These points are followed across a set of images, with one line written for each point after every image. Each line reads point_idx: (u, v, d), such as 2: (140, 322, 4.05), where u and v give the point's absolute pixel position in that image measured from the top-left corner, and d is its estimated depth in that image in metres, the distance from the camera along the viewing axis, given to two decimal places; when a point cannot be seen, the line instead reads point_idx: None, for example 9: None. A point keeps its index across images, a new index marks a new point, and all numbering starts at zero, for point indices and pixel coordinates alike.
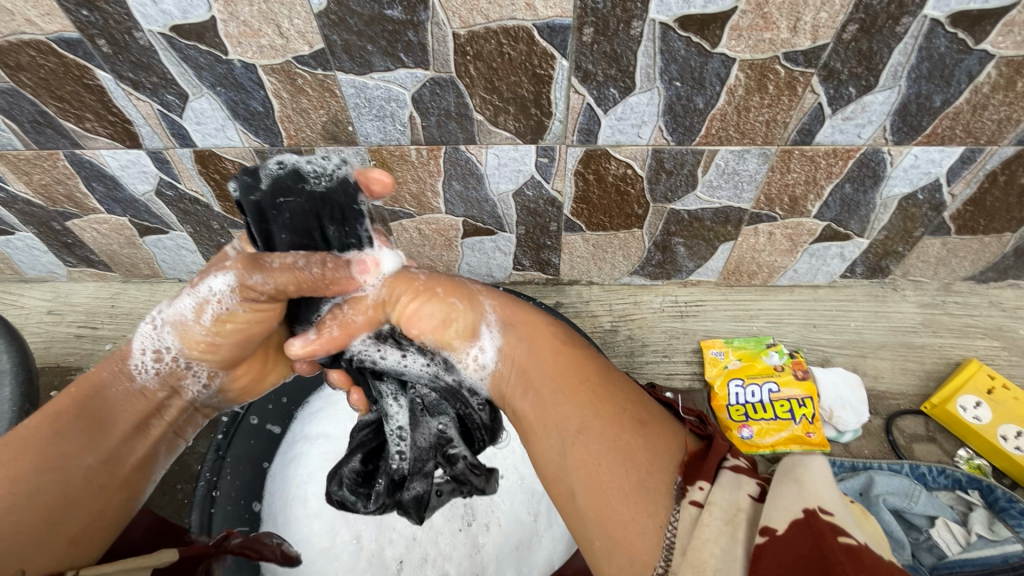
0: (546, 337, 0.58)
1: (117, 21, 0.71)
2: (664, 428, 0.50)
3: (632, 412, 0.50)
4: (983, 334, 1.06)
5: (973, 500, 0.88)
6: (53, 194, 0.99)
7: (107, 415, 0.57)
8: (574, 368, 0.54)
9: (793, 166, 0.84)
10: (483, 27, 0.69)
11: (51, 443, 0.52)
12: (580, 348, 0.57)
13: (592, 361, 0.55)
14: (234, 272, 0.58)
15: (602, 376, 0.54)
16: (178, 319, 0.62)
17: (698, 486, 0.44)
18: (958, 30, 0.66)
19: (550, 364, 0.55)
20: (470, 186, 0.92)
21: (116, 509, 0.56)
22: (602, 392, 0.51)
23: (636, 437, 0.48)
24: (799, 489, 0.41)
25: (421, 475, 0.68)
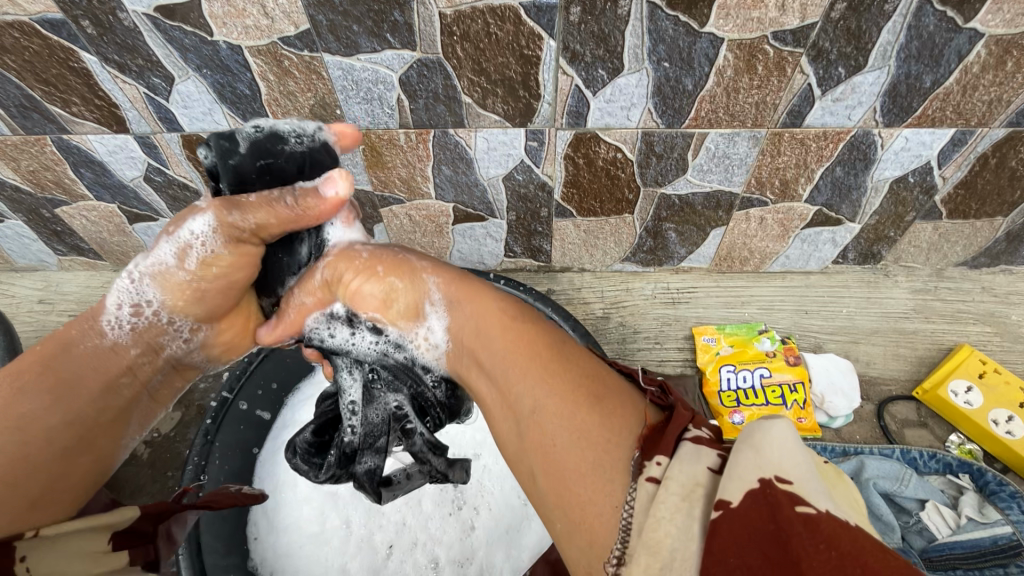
0: (488, 310, 0.57)
1: (101, 2, 0.70)
2: (625, 402, 0.46)
3: (588, 388, 0.47)
4: (975, 320, 1.06)
5: (964, 484, 0.88)
6: (41, 180, 0.98)
7: (72, 375, 0.56)
8: (526, 347, 0.51)
9: (783, 148, 0.84)
10: (469, 6, 0.69)
11: (14, 403, 0.52)
12: (530, 319, 0.55)
13: (548, 336, 0.52)
14: (211, 213, 0.59)
15: (559, 352, 0.50)
16: (161, 267, 0.63)
17: (655, 461, 0.40)
18: (947, 8, 0.66)
19: (500, 345, 0.52)
20: (460, 170, 0.92)
21: (82, 469, 0.56)
22: (553, 370, 0.49)
23: (591, 415, 0.45)
24: (758, 455, 0.37)
25: (372, 450, 0.66)
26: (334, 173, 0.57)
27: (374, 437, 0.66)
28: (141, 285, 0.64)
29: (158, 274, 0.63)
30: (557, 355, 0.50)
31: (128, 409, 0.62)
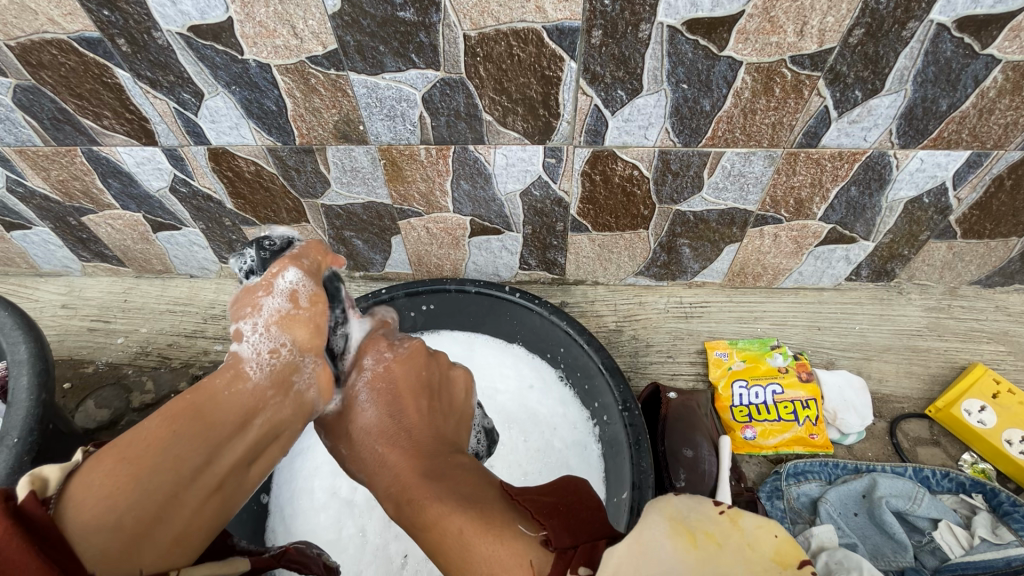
0: (400, 502, 0.55)
1: (137, 21, 0.73)
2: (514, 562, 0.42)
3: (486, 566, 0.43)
4: (989, 339, 1.06)
5: (977, 504, 0.88)
6: (69, 189, 1.01)
7: (215, 415, 0.53)
8: (436, 535, 0.49)
9: (799, 168, 0.85)
10: (493, 29, 0.70)
11: (171, 443, 0.49)
12: (432, 497, 0.52)
13: (446, 516, 0.49)
14: (289, 267, 0.63)
15: (456, 537, 0.47)
16: (278, 313, 0.62)
17: None
18: (964, 35, 0.67)
19: (424, 535, 0.50)
20: (478, 185, 0.93)
21: (214, 510, 0.52)
22: (461, 561, 0.45)
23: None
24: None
25: None
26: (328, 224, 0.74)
27: None
28: (267, 333, 0.61)
29: (280, 320, 0.61)
30: (462, 535, 0.47)
31: (261, 450, 0.56)
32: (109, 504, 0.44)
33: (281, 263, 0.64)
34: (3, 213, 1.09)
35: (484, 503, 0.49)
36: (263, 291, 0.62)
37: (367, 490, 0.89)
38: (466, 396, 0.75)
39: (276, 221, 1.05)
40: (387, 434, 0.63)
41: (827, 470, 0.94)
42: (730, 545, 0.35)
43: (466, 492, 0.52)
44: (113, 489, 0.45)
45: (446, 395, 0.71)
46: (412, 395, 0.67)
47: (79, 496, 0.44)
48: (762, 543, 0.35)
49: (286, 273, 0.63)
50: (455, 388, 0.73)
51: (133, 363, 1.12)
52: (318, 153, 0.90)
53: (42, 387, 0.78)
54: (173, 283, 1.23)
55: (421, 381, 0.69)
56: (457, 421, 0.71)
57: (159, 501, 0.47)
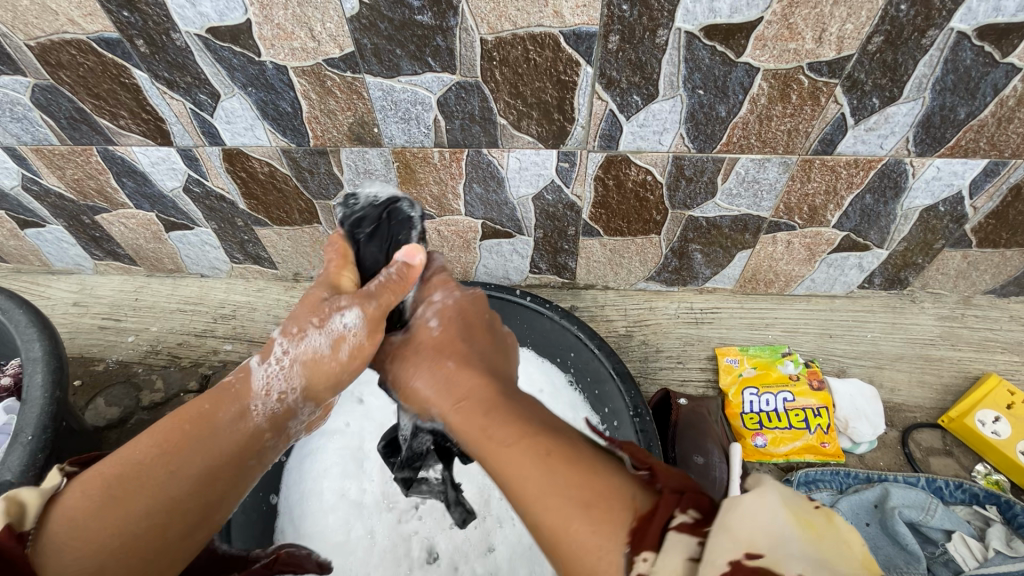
0: (472, 414, 0.47)
1: (156, 23, 0.73)
2: (613, 495, 0.38)
3: (574, 489, 0.38)
4: (1003, 348, 1.05)
5: (991, 516, 0.87)
6: (84, 188, 1.02)
7: (213, 453, 0.50)
8: (511, 453, 0.42)
9: (814, 175, 0.85)
10: (510, 33, 0.70)
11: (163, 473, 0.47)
12: (512, 417, 0.45)
13: (529, 434, 0.43)
14: (355, 309, 0.57)
15: (541, 456, 0.41)
16: (309, 354, 0.57)
17: (641, 559, 0.33)
18: (985, 44, 0.66)
19: (492, 458, 0.44)
20: (491, 188, 0.93)
21: (196, 548, 0.49)
22: (542, 484, 0.39)
23: (583, 523, 0.37)
24: (729, 536, 0.32)
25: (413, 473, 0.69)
26: (412, 247, 0.64)
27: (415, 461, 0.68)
28: (287, 370, 0.57)
29: (307, 362, 0.57)
30: (547, 456, 0.41)
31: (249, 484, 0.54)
32: (97, 539, 0.43)
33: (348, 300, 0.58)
34: (17, 211, 1.10)
35: (572, 439, 0.43)
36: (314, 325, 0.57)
37: (377, 493, 0.90)
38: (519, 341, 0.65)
39: (288, 222, 1.06)
40: (456, 354, 0.55)
41: (839, 479, 0.93)
42: (834, 534, 0.34)
43: (549, 421, 0.46)
44: (99, 523, 0.43)
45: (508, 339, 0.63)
46: (481, 327, 0.60)
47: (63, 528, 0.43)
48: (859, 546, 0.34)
49: (346, 312, 0.57)
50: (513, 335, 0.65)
51: (143, 362, 1.12)
52: (331, 155, 0.90)
53: (56, 385, 0.78)
54: (184, 282, 1.23)
55: (482, 319, 0.62)
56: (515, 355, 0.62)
57: (144, 539, 0.45)
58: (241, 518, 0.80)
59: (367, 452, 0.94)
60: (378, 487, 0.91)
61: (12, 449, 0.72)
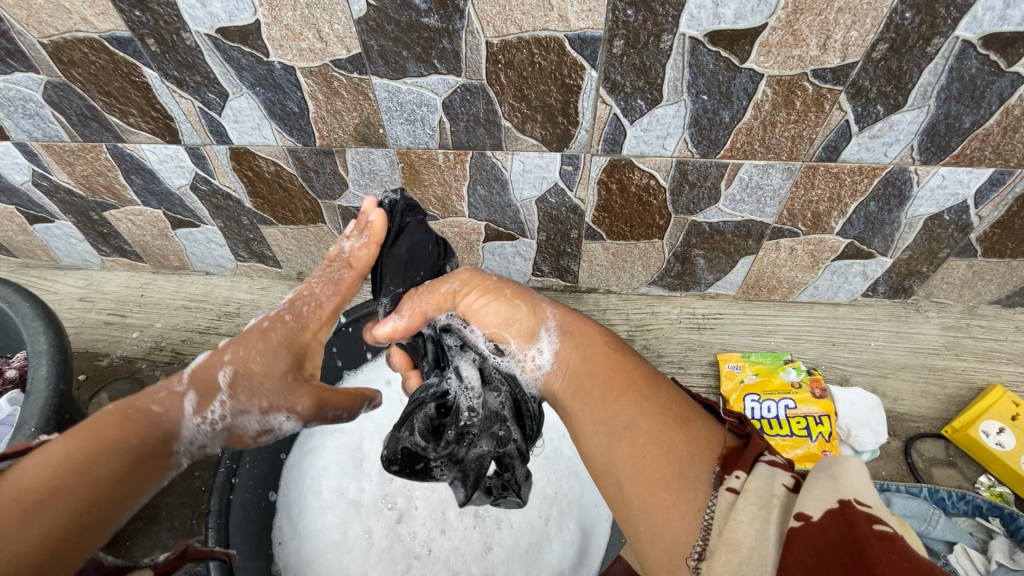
0: (590, 335, 0.59)
1: (167, 22, 0.74)
2: (708, 425, 0.46)
3: (676, 409, 0.47)
4: (1008, 359, 1.04)
5: (994, 527, 0.85)
6: (93, 184, 1.03)
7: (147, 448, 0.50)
8: (626, 369, 0.53)
9: (818, 182, 0.85)
10: (515, 37, 0.71)
11: (89, 472, 0.44)
12: (622, 344, 0.57)
13: (641, 361, 0.54)
14: (302, 417, 0.63)
15: (650, 375, 0.52)
16: (235, 420, 0.60)
17: (735, 474, 0.39)
18: (990, 52, 0.66)
19: (603, 368, 0.54)
20: (495, 191, 0.94)
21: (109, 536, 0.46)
22: (648, 392, 0.49)
23: (679, 435, 0.44)
24: (836, 479, 0.35)
25: (487, 434, 0.65)
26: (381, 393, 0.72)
27: (490, 422, 0.65)
28: (218, 427, 0.58)
29: (231, 431, 0.60)
30: (654, 379, 0.51)
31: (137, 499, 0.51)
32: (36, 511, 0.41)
33: (303, 398, 0.63)
34: (27, 206, 1.11)
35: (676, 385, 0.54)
36: (261, 412, 0.61)
37: (375, 492, 0.90)
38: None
39: (293, 221, 1.06)
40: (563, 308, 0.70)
41: None
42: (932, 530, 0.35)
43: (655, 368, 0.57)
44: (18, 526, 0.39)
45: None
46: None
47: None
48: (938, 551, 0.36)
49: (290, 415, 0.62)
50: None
51: (147, 358, 1.13)
52: (337, 155, 0.91)
53: (60, 377, 0.79)
54: (189, 280, 1.24)
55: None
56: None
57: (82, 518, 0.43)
58: (238, 514, 0.78)
59: (366, 451, 0.94)
60: (376, 486, 0.91)
61: (16, 440, 0.73)
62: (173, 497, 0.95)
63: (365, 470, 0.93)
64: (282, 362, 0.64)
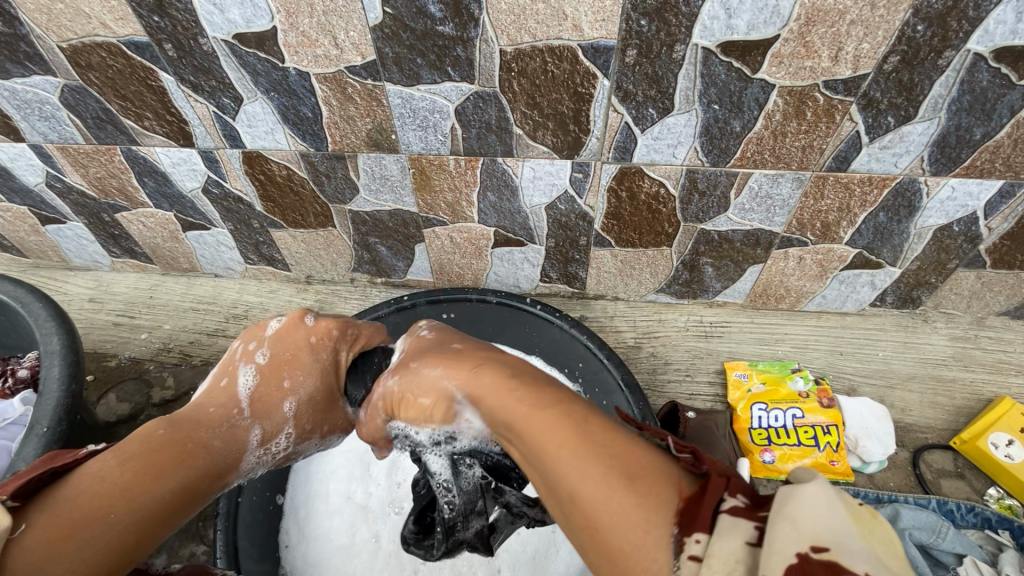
0: (497, 381, 0.47)
1: (185, 27, 0.75)
2: (656, 466, 0.38)
3: (615, 460, 0.38)
4: (1016, 371, 1.04)
5: (1004, 541, 0.85)
6: (106, 186, 1.04)
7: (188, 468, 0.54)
8: (547, 421, 0.41)
9: (827, 192, 0.85)
10: (529, 45, 0.72)
11: (132, 502, 0.48)
12: (538, 380, 0.46)
13: (566, 400, 0.43)
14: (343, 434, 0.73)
15: (579, 421, 0.41)
16: (294, 441, 0.67)
17: (695, 539, 0.34)
18: (1002, 65, 0.66)
19: (521, 426, 0.43)
20: (505, 197, 0.94)
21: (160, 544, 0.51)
22: (582, 449, 0.39)
23: (628, 497, 0.36)
24: (792, 523, 0.32)
25: (475, 514, 0.68)
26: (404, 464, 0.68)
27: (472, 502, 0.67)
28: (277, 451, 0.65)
29: (287, 454, 0.68)
30: (587, 424, 0.41)
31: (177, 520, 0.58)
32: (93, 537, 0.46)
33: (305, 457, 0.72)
34: (40, 207, 1.12)
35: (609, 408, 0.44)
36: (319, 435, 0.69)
37: (382, 496, 0.90)
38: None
39: (303, 225, 1.07)
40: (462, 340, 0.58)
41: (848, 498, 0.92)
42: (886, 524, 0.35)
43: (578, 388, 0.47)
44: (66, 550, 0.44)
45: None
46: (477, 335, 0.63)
47: (22, 560, 0.42)
48: None
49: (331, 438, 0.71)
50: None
51: (155, 359, 1.14)
52: (348, 160, 0.91)
53: (72, 377, 0.79)
54: (198, 282, 1.25)
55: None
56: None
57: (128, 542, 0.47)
58: (247, 516, 0.81)
59: (374, 456, 0.93)
60: (384, 490, 0.90)
61: (28, 440, 0.73)
62: None
63: (372, 474, 0.92)
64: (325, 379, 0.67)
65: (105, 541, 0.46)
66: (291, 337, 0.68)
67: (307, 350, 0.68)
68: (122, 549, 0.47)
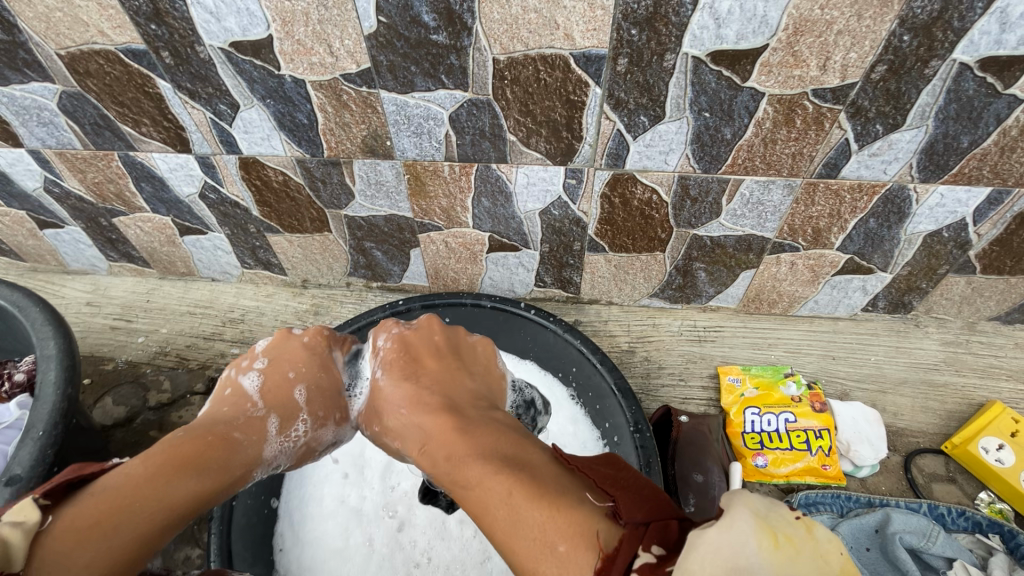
0: (439, 461, 0.54)
1: (182, 36, 0.76)
2: (572, 528, 0.42)
3: (536, 530, 0.43)
4: (1007, 376, 1.05)
5: (994, 545, 0.86)
6: (104, 191, 1.05)
7: (205, 463, 0.54)
8: (481, 498, 0.48)
9: (818, 199, 0.86)
10: (522, 54, 0.72)
11: (155, 493, 0.49)
12: (471, 454, 0.52)
13: (492, 475, 0.49)
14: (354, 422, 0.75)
15: (505, 497, 0.46)
16: (310, 437, 0.68)
17: None
18: (987, 75, 0.67)
19: (469, 503, 0.50)
20: (499, 203, 0.95)
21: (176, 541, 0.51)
22: (507, 523, 0.45)
23: (550, 564, 0.41)
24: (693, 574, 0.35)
25: None
26: None
27: None
28: (292, 445, 0.66)
29: (306, 448, 0.68)
30: (510, 497, 0.46)
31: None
32: (119, 531, 0.46)
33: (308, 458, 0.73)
34: (38, 212, 1.12)
35: (537, 471, 0.49)
36: (334, 422, 0.71)
37: (376, 500, 0.91)
38: (493, 361, 0.74)
39: (300, 230, 1.08)
40: (409, 400, 0.63)
41: (839, 502, 0.93)
42: (808, 551, 0.36)
43: (509, 451, 0.52)
44: (94, 545, 0.44)
45: (471, 355, 0.72)
46: (423, 369, 0.67)
47: (50, 549, 0.42)
48: (833, 558, 0.37)
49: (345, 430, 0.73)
50: (480, 348, 0.74)
51: (152, 363, 1.14)
52: (344, 166, 0.92)
53: (68, 381, 0.80)
54: (195, 286, 1.25)
55: (437, 346, 0.71)
56: (495, 383, 0.71)
57: (150, 535, 0.47)
58: (242, 519, 0.82)
59: (368, 460, 0.94)
60: (378, 494, 0.91)
61: (24, 444, 0.74)
62: None
63: (366, 477, 0.92)
64: (315, 374, 0.71)
65: (128, 535, 0.46)
66: (283, 343, 0.73)
67: (293, 348, 0.72)
68: (143, 541, 0.47)
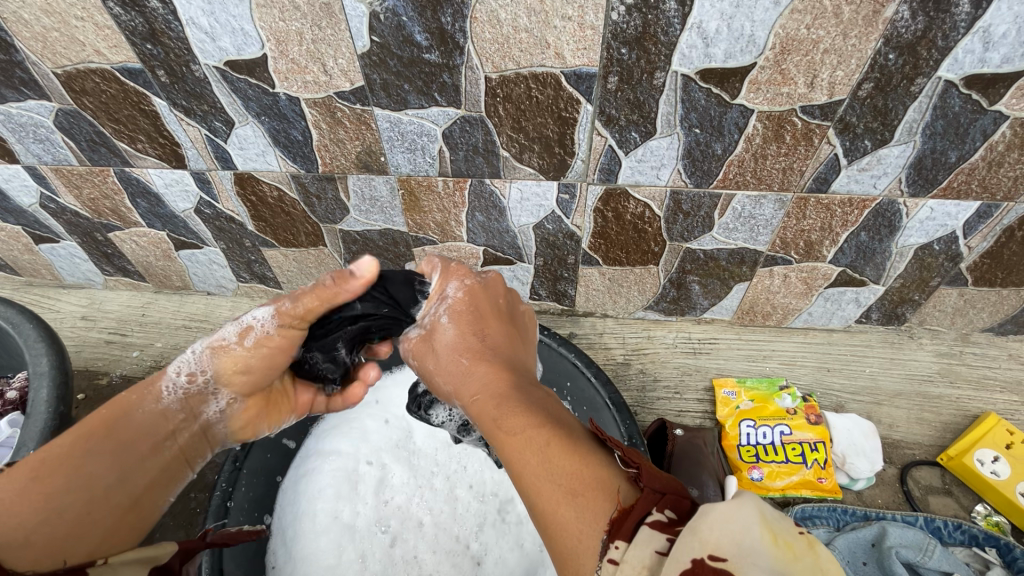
0: (487, 402, 0.55)
1: (177, 55, 0.77)
2: (597, 482, 0.44)
3: (566, 479, 0.45)
4: (1001, 387, 1.05)
5: (990, 558, 0.86)
6: (99, 207, 1.05)
7: (119, 424, 0.60)
8: (517, 442, 0.49)
9: (809, 213, 0.87)
10: (514, 72, 0.73)
11: (67, 454, 0.55)
12: (520, 410, 0.52)
13: (533, 427, 0.50)
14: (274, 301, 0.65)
15: (542, 446, 0.48)
16: (219, 343, 0.66)
17: (614, 545, 0.40)
18: (972, 92, 0.68)
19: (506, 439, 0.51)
20: (493, 217, 0.96)
21: (116, 486, 0.57)
22: (538, 468, 0.47)
23: (570, 510, 0.43)
24: (696, 538, 0.36)
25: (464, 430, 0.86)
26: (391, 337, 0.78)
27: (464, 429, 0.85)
28: (198, 358, 0.66)
29: (213, 347, 0.66)
30: (547, 446, 0.48)
31: (171, 473, 0.65)
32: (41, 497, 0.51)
33: (265, 367, 0.67)
34: (34, 227, 1.13)
35: (571, 428, 0.50)
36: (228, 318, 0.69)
37: (369, 516, 0.90)
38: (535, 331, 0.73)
39: (295, 244, 1.08)
40: (472, 352, 0.61)
41: (836, 516, 0.92)
42: (807, 561, 0.36)
43: (551, 412, 0.53)
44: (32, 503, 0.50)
45: (523, 324, 0.71)
46: (491, 323, 0.64)
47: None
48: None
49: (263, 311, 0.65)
50: (529, 321, 0.72)
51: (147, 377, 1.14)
52: (339, 181, 0.93)
53: (60, 399, 0.80)
54: (190, 299, 1.26)
55: (498, 308, 0.67)
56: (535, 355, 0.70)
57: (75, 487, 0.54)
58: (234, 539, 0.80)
59: (362, 474, 0.93)
60: (371, 509, 0.91)
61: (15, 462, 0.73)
62: (168, 520, 0.95)
63: (361, 492, 0.92)
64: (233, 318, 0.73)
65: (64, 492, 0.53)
66: None
67: None
68: (69, 490, 0.53)
